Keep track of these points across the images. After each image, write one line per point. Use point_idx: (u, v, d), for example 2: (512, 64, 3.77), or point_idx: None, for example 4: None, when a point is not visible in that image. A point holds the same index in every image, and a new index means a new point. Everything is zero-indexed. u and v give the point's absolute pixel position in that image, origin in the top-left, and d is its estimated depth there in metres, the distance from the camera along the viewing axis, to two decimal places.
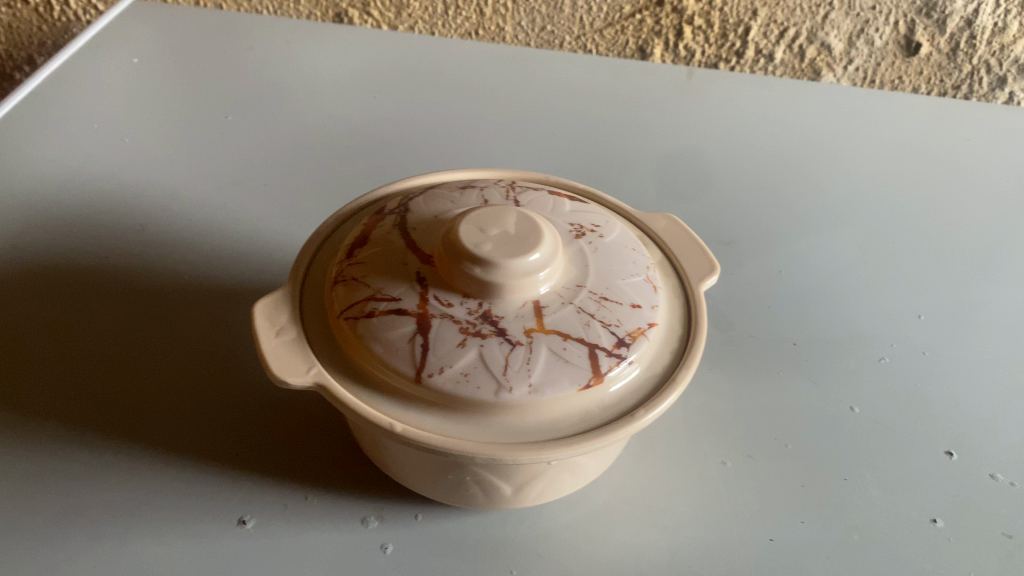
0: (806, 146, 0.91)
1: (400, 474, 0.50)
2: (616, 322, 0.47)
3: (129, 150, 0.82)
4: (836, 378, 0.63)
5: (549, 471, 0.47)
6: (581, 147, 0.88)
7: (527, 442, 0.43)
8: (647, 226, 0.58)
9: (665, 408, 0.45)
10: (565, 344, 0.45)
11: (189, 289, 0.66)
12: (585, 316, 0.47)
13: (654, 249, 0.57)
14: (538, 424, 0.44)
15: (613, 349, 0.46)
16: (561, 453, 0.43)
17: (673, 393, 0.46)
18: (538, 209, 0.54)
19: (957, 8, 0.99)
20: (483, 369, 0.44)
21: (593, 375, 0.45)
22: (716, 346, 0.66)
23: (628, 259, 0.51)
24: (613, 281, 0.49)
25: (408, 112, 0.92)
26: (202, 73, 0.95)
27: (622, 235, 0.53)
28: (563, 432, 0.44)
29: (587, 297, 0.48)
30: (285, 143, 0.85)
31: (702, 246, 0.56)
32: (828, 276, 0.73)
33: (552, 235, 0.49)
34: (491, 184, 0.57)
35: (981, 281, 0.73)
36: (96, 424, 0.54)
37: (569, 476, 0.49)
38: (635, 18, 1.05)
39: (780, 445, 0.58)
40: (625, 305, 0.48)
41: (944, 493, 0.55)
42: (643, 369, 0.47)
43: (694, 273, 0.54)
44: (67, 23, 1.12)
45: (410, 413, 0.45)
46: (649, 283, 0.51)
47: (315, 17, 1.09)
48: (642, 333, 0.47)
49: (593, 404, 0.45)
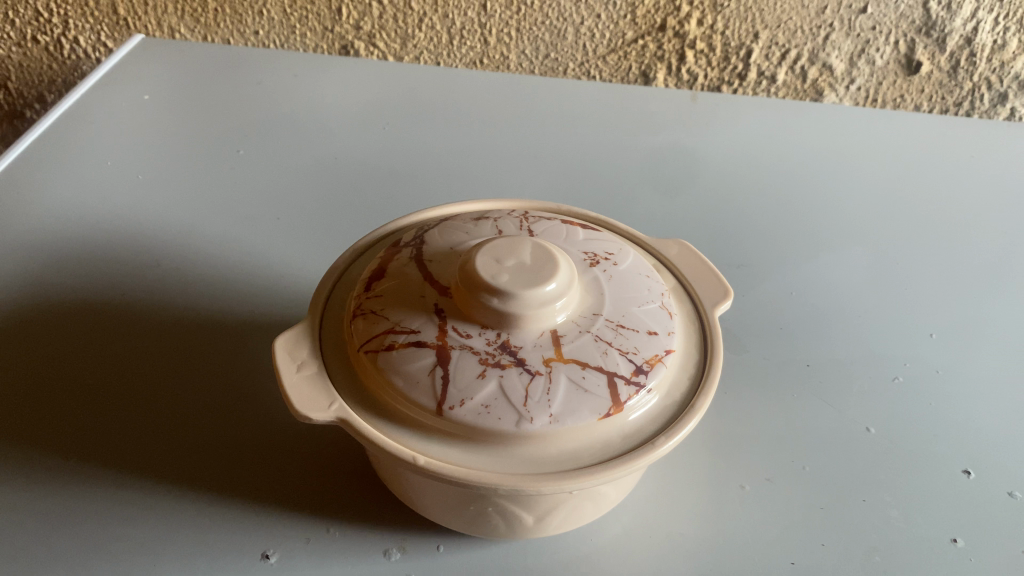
0: (810, 167, 0.91)
1: (421, 506, 0.50)
2: (633, 350, 0.47)
3: (142, 187, 0.83)
4: (851, 399, 0.63)
5: (570, 500, 0.47)
6: (587, 173, 0.89)
7: (550, 473, 0.44)
8: (660, 253, 0.59)
9: (686, 435, 0.46)
10: (584, 373, 0.45)
11: (205, 322, 0.66)
12: (602, 344, 0.47)
13: (667, 275, 0.57)
14: (560, 453, 0.45)
15: (632, 377, 0.46)
16: (586, 482, 0.43)
17: (693, 419, 0.46)
18: (552, 239, 0.55)
19: (956, 26, 1.01)
20: (503, 400, 0.44)
21: (613, 404, 0.45)
22: (731, 369, 0.66)
23: (642, 286, 0.52)
24: (629, 309, 0.50)
25: (416, 143, 0.93)
26: (211, 109, 0.96)
27: (636, 262, 0.54)
28: (584, 460, 0.45)
29: (604, 326, 0.48)
30: (296, 175, 0.86)
31: (715, 271, 0.56)
32: (839, 297, 0.73)
33: (567, 265, 0.49)
34: (505, 214, 0.58)
35: (991, 298, 0.73)
36: (119, 461, 0.54)
37: (591, 504, 0.49)
38: (638, 44, 1.06)
39: (796, 467, 0.58)
40: (642, 332, 0.49)
41: (962, 513, 0.55)
42: (662, 396, 0.48)
43: (707, 300, 0.54)
44: (76, 62, 1.13)
45: (432, 445, 0.45)
46: (664, 310, 0.51)
47: (322, 50, 1.11)
48: (659, 360, 0.48)
49: (614, 432, 0.46)
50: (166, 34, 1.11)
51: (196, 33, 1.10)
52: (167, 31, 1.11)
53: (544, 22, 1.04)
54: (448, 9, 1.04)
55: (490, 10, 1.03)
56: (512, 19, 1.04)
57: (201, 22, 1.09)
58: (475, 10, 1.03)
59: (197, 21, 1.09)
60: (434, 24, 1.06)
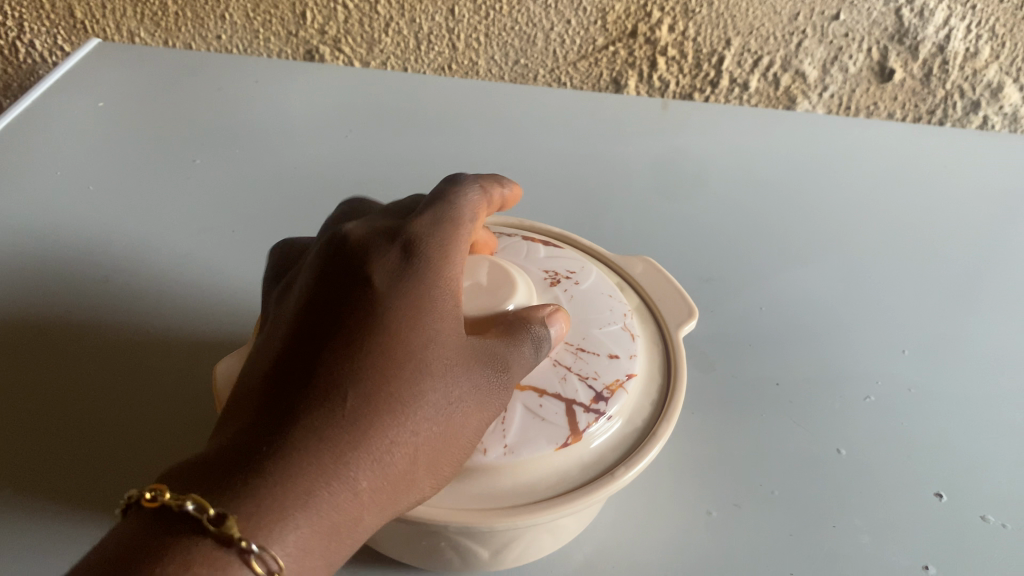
0: (784, 178, 0.90)
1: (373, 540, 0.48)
2: (593, 375, 0.46)
3: (93, 198, 0.80)
4: (822, 420, 0.61)
5: (528, 534, 0.45)
6: (555, 183, 0.87)
7: (504, 507, 0.41)
8: (623, 270, 0.57)
9: (647, 464, 0.43)
10: (541, 401, 0.45)
11: (153, 341, 0.64)
12: (562, 370, 0.46)
13: (631, 293, 0.55)
14: (515, 484, 0.42)
15: (591, 404, 0.45)
16: (543, 516, 0.41)
17: (656, 445, 0.44)
18: (512, 257, 0.54)
19: (929, 34, 0.99)
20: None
21: (571, 434, 0.43)
22: (699, 389, 0.64)
23: (604, 306, 0.51)
24: (589, 332, 0.49)
25: (381, 152, 0.90)
26: (169, 117, 0.93)
27: (598, 281, 0.53)
28: (541, 493, 0.42)
29: (564, 348, 0.47)
30: (255, 186, 0.83)
31: (680, 290, 0.54)
32: (812, 312, 0.72)
33: (524, 286, 0.49)
34: None
35: (964, 314, 0.72)
36: (56, 490, 0.52)
37: (550, 535, 0.47)
38: (608, 50, 1.04)
39: (765, 491, 0.56)
40: (602, 356, 0.47)
41: (934, 537, 0.54)
42: (624, 422, 0.46)
43: (672, 319, 0.52)
44: (33, 65, 1.11)
45: None
46: (626, 331, 0.50)
47: (286, 55, 1.08)
48: (621, 385, 0.46)
49: (572, 462, 0.44)
50: (126, 38, 1.08)
51: (156, 37, 1.07)
52: (127, 35, 1.08)
53: (513, 27, 1.02)
54: (415, 13, 1.01)
55: (458, 14, 1.01)
56: (480, 24, 1.02)
57: (161, 25, 1.06)
58: (442, 14, 1.01)
59: (158, 25, 1.06)
60: (401, 28, 1.03)
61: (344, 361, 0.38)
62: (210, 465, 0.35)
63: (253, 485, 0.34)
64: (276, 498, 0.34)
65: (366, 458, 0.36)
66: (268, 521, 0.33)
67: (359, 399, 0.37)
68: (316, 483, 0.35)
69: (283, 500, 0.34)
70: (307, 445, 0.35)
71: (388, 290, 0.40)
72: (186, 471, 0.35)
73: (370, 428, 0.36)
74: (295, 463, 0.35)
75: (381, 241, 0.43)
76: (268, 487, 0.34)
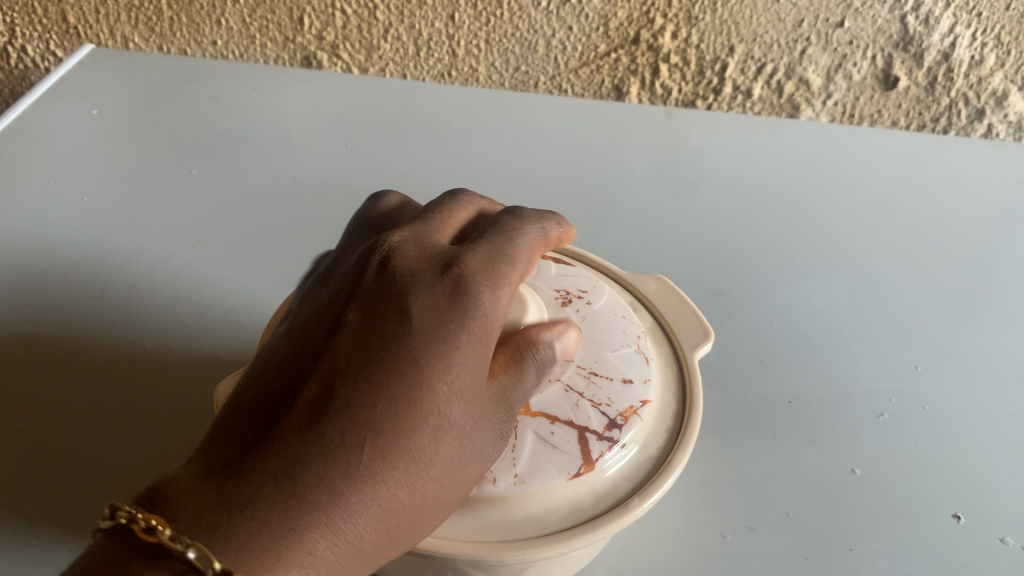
0: (789, 188, 0.89)
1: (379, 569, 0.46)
2: (606, 402, 0.45)
3: (88, 209, 0.78)
4: (836, 439, 0.60)
5: (539, 566, 0.43)
6: (558, 193, 0.85)
7: (514, 540, 0.40)
8: (637, 289, 0.56)
9: (662, 494, 0.42)
10: (553, 428, 0.43)
11: (151, 358, 0.62)
12: (574, 395, 0.45)
13: (644, 313, 0.54)
14: (525, 516, 0.41)
15: (605, 432, 0.43)
16: (555, 550, 0.40)
17: (672, 475, 0.43)
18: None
19: (934, 42, 0.98)
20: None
21: (584, 462, 0.42)
22: (711, 407, 0.63)
23: (617, 329, 0.49)
24: (602, 354, 0.47)
25: (381, 162, 0.89)
26: (164, 126, 0.92)
27: (611, 301, 0.51)
28: (552, 525, 0.41)
29: (576, 373, 0.46)
30: (254, 197, 0.82)
31: (695, 311, 0.53)
32: (822, 327, 0.70)
33: (536, 307, 0.47)
34: None
35: (975, 328, 0.71)
36: (56, 518, 0.50)
37: (560, 566, 0.46)
38: (610, 57, 1.03)
39: (781, 513, 0.55)
40: (616, 381, 0.46)
41: (953, 561, 0.52)
42: (638, 450, 0.45)
43: (687, 341, 0.51)
44: (25, 70, 1.09)
45: None
46: (641, 355, 0.48)
47: (283, 61, 1.06)
48: (635, 412, 0.45)
49: (584, 493, 0.42)
50: (120, 44, 1.06)
51: (150, 42, 1.06)
52: (121, 41, 1.06)
53: (514, 34, 1.01)
54: (415, 19, 1.00)
55: (458, 20, 1.00)
56: (481, 30, 1.01)
57: (156, 30, 1.04)
58: (442, 21, 1.00)
59: (152, 30, 1.04)
60: (400, 34, 1.02)
61: (367, 411, 0.36)
62: (217, 507, 0.34)
63: (258, 540, 0.33)
64: (284, 557, 0.33)
65: (371, 509, 0.35)
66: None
67: (377, 455, 0.36)
68: (323, 540, 0.34)
69: (290, 561, 0.33)
70: (320, 501, 0.34)
71: (424, 330, 0.38)
72: (188, 507, 0.34)
73: (386, 487, 0.36)
74: (307, 519, 0.34)
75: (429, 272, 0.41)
76: (275, 545, 0.33)
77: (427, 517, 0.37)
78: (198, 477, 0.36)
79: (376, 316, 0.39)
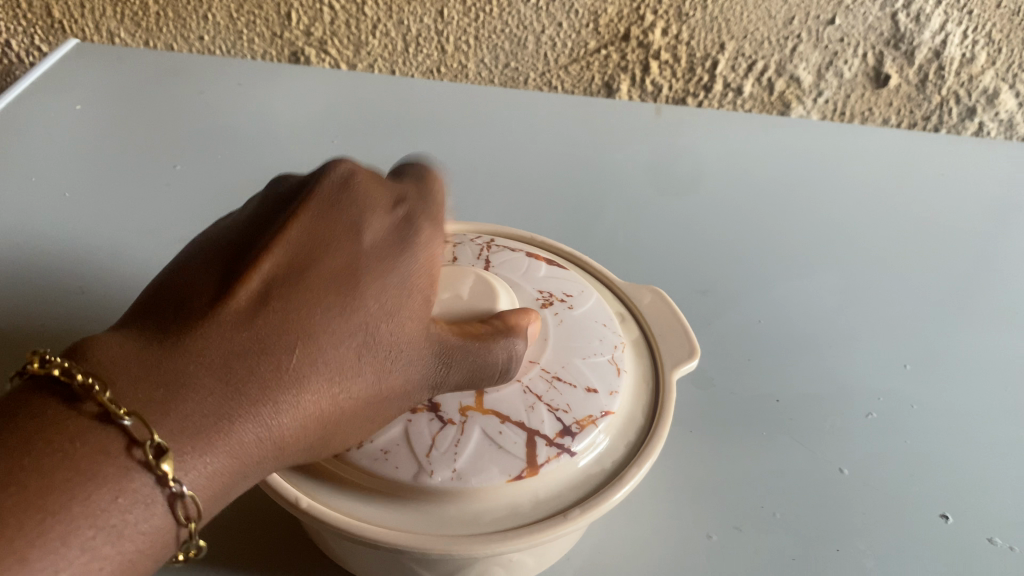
0: (779, 186, 0.88)
1: (330, 550, 0.47)
2: (564, 408, 0.44)
3: (70, 204, 0.77)
4: (824, 439, 0.60)
5: (476, 565, 0.42)
6: (547, 191, 0.85)
7: (440, 533, 0.40)
8: (631, 300, 0.55)
9: (603, 509, 0.41)
10: (502, 428, 0.43)
11: None
12: (531, 398, 0.44)
13: (632, 325, 0.54)
14: (458, 513, 0.41)
15: (556, 438, 0.43)
16: (475, 551, 0.39)
17: (614, 495, 0.41)
18: (509, 273, 0.52)
19: (925, 39, 0.98)
20: (405, 448, 0.41)
21: (526, 466, 0.42)
22: (698, 406, 0.62)
23: (594, 336, 0.49)
24: (570, 360, 0.47)
25: (367, 158, 0.88)
26: (149, 122, 0.91)
27: (595, 309, 0.51)
28: (485, 524, 0.40)
29: (538, 375, 0.46)
30: (238, 193, 0.81)
31: (685, 330, 0.52)
32: (811, 326, 0.70)
33: (507, 304, 0.47)
34: (468, 240, 0.56)
35: (964, 327, 0.70)
36: None
37: (504, 570, 0.45)
38: (601, 54, 1.02)
39: (768, 513, 0.54)
40: (579, 389, 0.45)
41: (942, 561, 0.52)
42: (592, 461, 0.44)
43: (670, 358, 0.51)
44: (10, 65, 1.08)
45: (328, 490, 0.41)
46: (614, 366, 0.48)
47: (270, 57, 1.05)
48: (593, 422, 0.44)
49: (524, 497, 0.42)
50: (106, 40, 1.05)
51: (137, 37, 1.05)
52: (106, 36, 1.05)
53: (504, 30, 1.00)
54: (403, 15, 0.99)
55: (447, 16, 0.99)
56: (470, 27, 1.00)
57: (142, 25, 1.03)
58: (431, 16, 0.99)
59: (138, 25, 1.03)
60: (389, 30, 1.01)
61: (307, 316, 0.37)
62: (146, 377, 0.34)
63: (184, 424, 0.34)
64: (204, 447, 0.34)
65: (296, 408, 0.37)
66: (191, 463, 0.34)
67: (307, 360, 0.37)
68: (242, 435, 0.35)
69: (213, 445, 0.35)
70: (246, 392, 0.35)
71: (368, 250, 0.40)
72: (121, 370, 0.34)
73: (315, 392, 0.37)
74: (230, 410, 0.35)
75: (376, 200, 0.42)
76: (199, 434, 0.34)
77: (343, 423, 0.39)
78: (130, 344, 0.36)
79: (327, 221, 0.40)
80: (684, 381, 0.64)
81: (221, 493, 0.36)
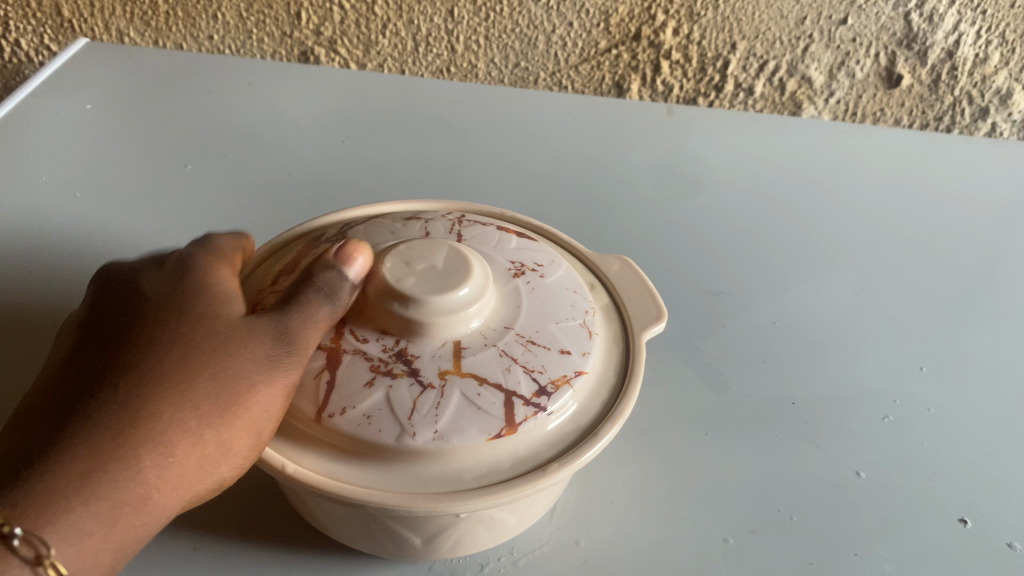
0: (791, 187, 0.88)
1: (314, 516, 0.47)
2: (539, 368, 0.43)
3: (80, 203, 0.77)
4: (841, 442, 0.59)
5: (461, 523, 0.43)
6: (558, 192, 0.84)
7: (427, 492, 0.40)
8: (599, 270, 0.55)
9: (582, 463, 0.41)
10: (480, 390, 0.42)
11: None
12: (507, 360, 0.43)
13: (602, 292, 0.53)
14: (441, 472, 0.41)
15: (533, 398, 0.42)
16: (461, 505, 0.39)
17: (592, 447, 0.42)
18: (480, 245, 0.51)
19: (938, 39, 0.97)
20: (388, 412, 0.41)
21: (506, 425, 0.41)
22: (712, 408, 0.62)
23: (566, 302, 0.48)
24: (544, 325, 0.46)
25: (378, 158, 0.88)
26: (159, 121, 0.90)
27: (565, 276, 0.50)
28: (468, 481, 0.41)
29: (514, 340, 0.44)
30: (249, 193, 0.81)
31: (653, 294, 0.52)
32: (825, 328, 0.69)
33: (481, 271, 0.46)
34: (439, 216, 0.54)
35: (979, 328, 0.70)
36: None
37: (487, 528, 0.46)
38: (611, 53, 1.02)
39: (784, 517, 0.54)
40: (554, 351, 0.45)
41: (962, 565, 0.51)
42: (568, 418, 0.44)
43: (638, 322, 0.51)
44: (19, 65, 1.08)
45: (310, 454, 0.41)
46: (585, 329, 0.47)
47: (280, 56, 1.05)
48: (567, 382, 0.44)
49: (505, 454, 0.42)
50: (115, 39, 1.05)
51: (146, 37, 1.05)
52: (116, 35, 1.05)
53: (514, 29, 0.99)
54: (413, 14, 0.99)
55: (458, 16, 0.99)
56: (480, 26, 0.99)
57: (151, 25, 1.03)
58: (441, 16, 0.99)
59: (148, 24, 1.03)
60: (399, 30, 1.01)
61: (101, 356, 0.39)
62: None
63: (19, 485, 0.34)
64: (46, 489, 0.34)
65: (133, 433, 0.36)
66: (43, 517, 0.34)
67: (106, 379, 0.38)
68: (83, 473, 0.35)
69: (57, 494, 0.34)
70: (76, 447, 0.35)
71: (153, 310, 0.41)
72: None
73: (145, 415, 0.37)
74: (61, 464, 0.35)
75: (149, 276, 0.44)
76: (37, 477, 0.35)
77: (209, 436, 0.38)
78: None
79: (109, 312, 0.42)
80: (698, 384, 0.64)
81: (104, 537, 0.35)
